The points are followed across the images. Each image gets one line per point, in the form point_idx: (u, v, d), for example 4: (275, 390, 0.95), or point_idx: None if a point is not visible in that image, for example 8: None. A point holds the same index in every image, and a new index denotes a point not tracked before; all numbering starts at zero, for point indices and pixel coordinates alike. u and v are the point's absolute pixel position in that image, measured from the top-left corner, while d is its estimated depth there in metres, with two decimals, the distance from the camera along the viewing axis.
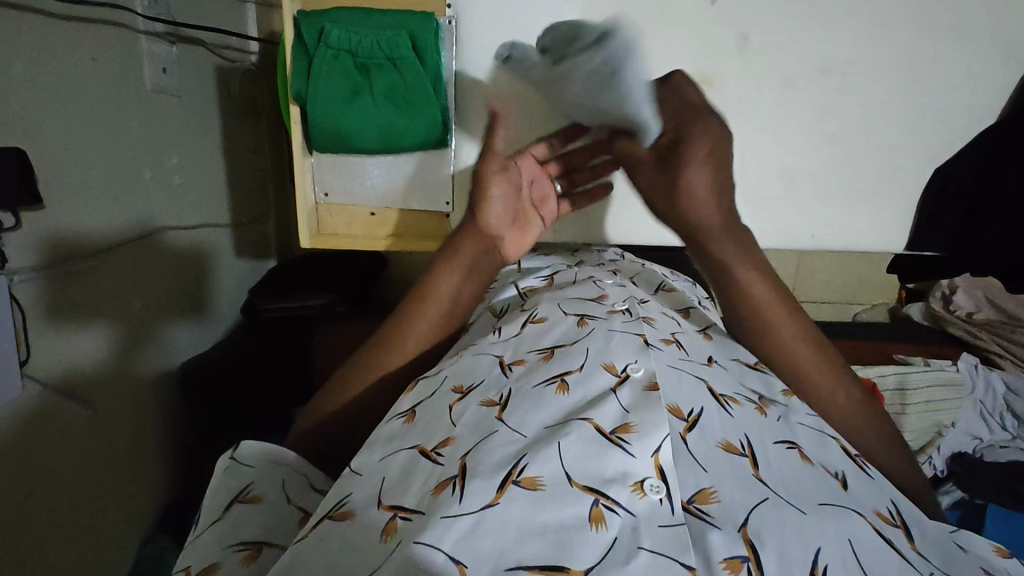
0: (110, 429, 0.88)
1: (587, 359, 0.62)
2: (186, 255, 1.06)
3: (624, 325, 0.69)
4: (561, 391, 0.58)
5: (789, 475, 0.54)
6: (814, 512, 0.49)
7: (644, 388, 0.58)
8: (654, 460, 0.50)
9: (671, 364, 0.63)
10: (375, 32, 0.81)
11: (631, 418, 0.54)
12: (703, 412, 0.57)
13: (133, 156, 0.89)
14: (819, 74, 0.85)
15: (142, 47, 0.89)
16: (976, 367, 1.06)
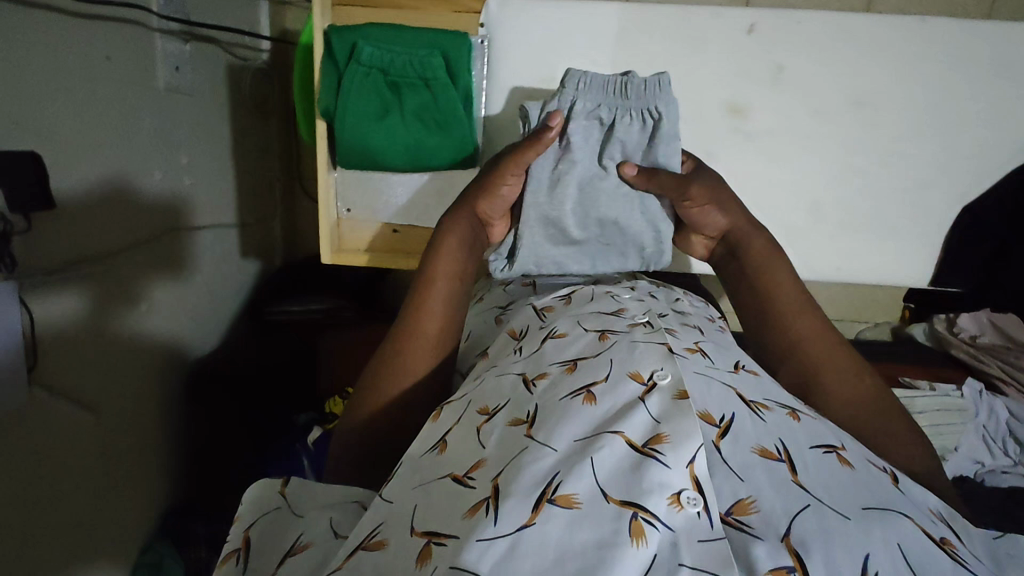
0: (114, 433, 0.86)
1: (612, 371, 0.61)
2: (196, 256, 1.04)
3: (646, 336, 0.68)
4: (588, 402, 0.57)
5: (829, 477, 0.54)
6: (859, 516, 0.50)
7: (672, 398, 0.57)
8: (688, 470, 0.51)
9: (698, 371, 0.62)
10: (408, 50, 0.81)
11: (663, 428, 0.54)
12: (737, 415, 0.57)
13: (144, 156, 0.87)
14: (851, 108, 0.88)
15: (156, 45, 0.88)
16: (980, 392, 1.07)
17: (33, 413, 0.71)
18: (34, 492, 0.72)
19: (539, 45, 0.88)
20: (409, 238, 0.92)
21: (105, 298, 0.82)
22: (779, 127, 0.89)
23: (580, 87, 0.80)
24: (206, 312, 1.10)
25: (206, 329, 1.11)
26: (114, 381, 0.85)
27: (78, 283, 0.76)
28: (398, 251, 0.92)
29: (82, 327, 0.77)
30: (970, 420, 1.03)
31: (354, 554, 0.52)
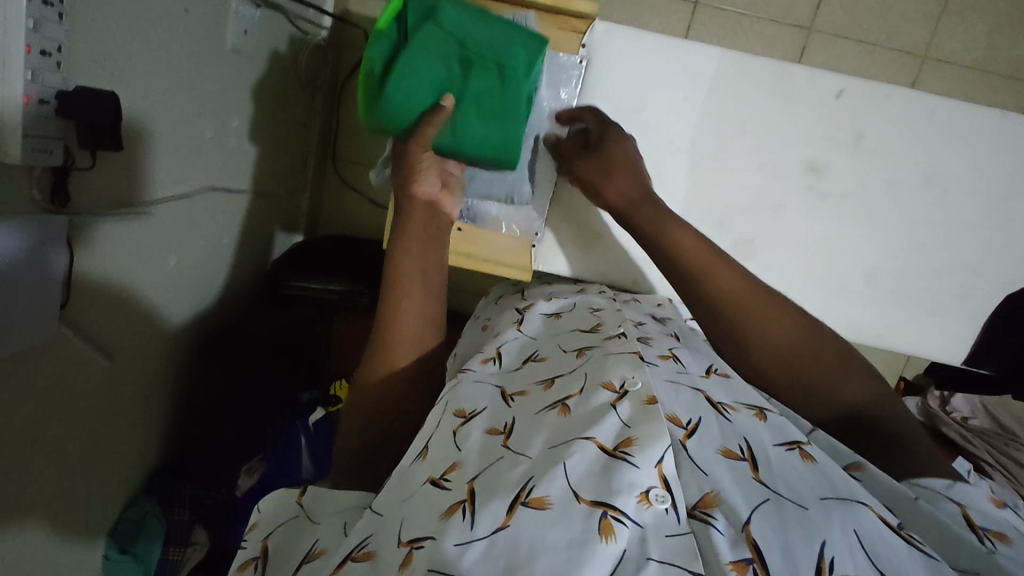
0: (124, 380, 0.85)
1: (586, 382, 0.66)
2: (229, 217, 1.04)
3: (618, 347, 0.73)
4: (562, 413, 0.62)
5: (794, 471, 0.57)
6: (817, 504, 0.52)
7: (640, 401, 0.61)
8: (656, 469, 0.54)
9: (666, 379, 0.68)
10: (487, 30, 0.75)
11: (633, 432, 0.57)
12: (705, 419, 0.62)
13: (199, 113, 0.87)
14: (903, 189, 0.93)
15: (230, 6, 0.87)
16: None
17: (57, 351, 0.70)
18: (40, 430, 0.71)
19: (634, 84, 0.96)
20: (468, 237, 0.95)
21: (138, 249, 0.80)
22: (824, 189, 0.94)
23: None
24: (231, 276, 1.09)
25: (228, 294, 1.10)
26: (133, 329, 0.84)
27: (118, 230, 0.75)
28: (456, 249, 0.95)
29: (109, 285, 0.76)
30: None
31: (346, 564, 0.54)
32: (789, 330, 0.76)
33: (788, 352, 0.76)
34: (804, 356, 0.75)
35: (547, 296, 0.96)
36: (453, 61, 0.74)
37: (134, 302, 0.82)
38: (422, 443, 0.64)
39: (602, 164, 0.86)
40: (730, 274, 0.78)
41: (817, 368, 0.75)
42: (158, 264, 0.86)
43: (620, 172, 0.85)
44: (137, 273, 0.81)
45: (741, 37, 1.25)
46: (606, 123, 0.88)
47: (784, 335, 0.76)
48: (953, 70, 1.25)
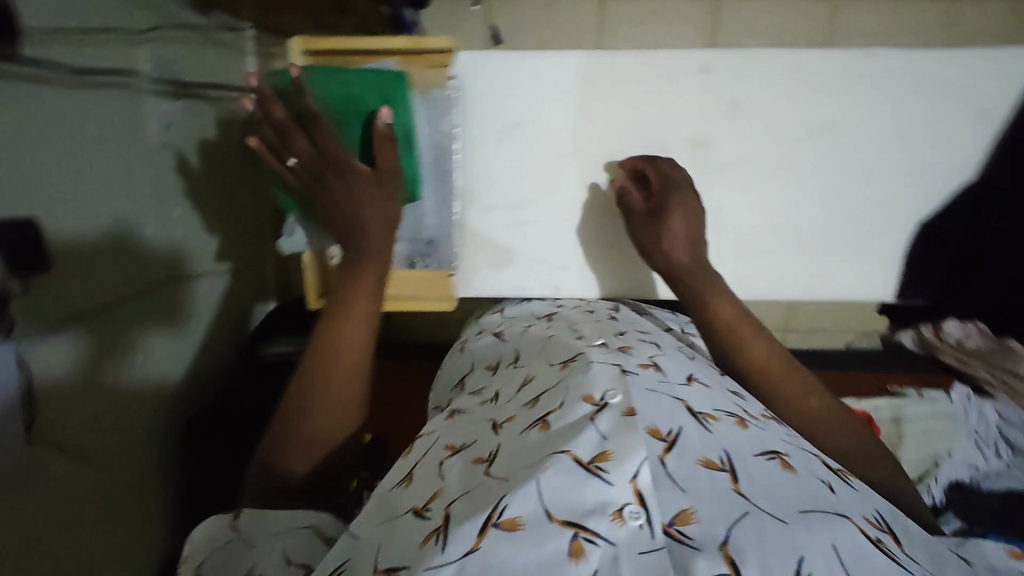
0: (111, 484, 0.86)
1: (568, 398, 0.68)
2: (187, 304, 1.06)
3: (600, 360, 0.75)
4: (541, 431, 0.65)
5: (773, 483, 0.60)
6: (794, 517, 0.55)
7: (620, 414, 0.63)
8: (632, 485, 0.56)
9: (646, 389, 0.69)
10: (338, 92, 0.78)
11: (609, 445, 0.59)
12: (685, 431, 0.64)
13: (136, 213, 0.90)
14: (827, 134, 0.94)
15: (146, 106, 0.91)
16: (969, 397, 1.08)
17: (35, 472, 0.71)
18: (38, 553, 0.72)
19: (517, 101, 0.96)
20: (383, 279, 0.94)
21: (100, 360, 0.83)
22: (750, 152, 0.94)
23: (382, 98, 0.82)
24: (200, 360, 1.12)
25: (204, 377, 1.12)
26: (110, 435, 0.86)
27: (74, 346, 0.77)
28: None
29: (74, 396, 0.78)
30: (960, 426, 1.05)
31: None
32: (815, 401, 0.76)
33: (819, 420, 0.74)
34: (835, 428, 0.74)
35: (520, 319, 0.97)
36: None
37: (105, 407, 0.85)
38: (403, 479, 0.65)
39: (651, 229, 0.86)
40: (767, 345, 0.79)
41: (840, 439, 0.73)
42: (124, 366, 0.88)
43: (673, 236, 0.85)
44: (104, 379, 0.84)
45: (650, 19, 1.27)
46: (668, 183, 0.88)
47: (809, 404, 0.75)
48: (866, 8, 1.26)
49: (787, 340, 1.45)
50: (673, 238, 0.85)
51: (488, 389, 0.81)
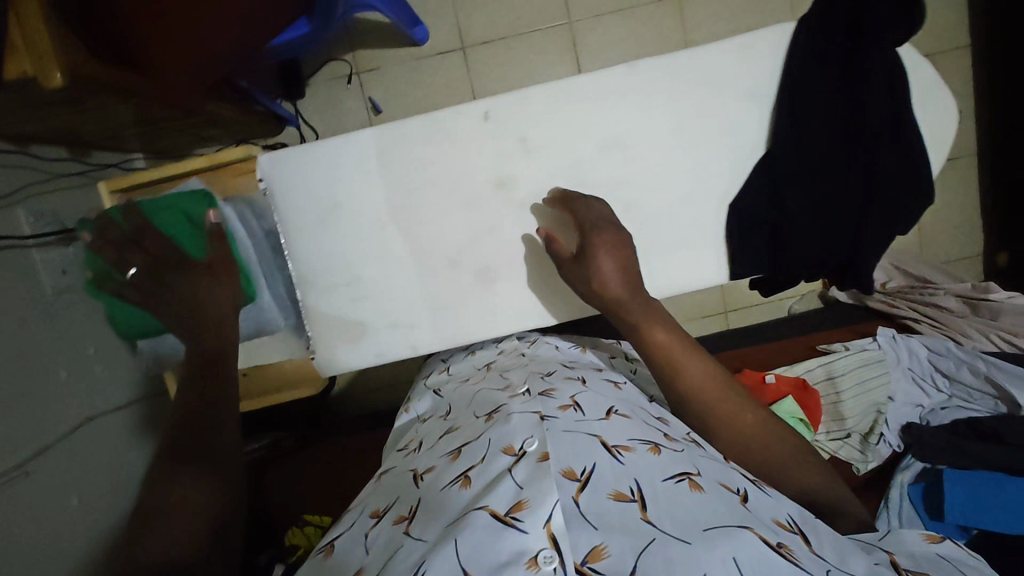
0: None
1: (489, 450, 0.61)
2: (128, 432, 1.07)
3: (523, 406, 0.67)
4: (465, 485, 0.59)
5: (679, 504, 0.53)
6: (699, 537, 0.49)
7: (536, 460, 0.56)
8: (546, 530, 0.49)
9: (566, 428, 0.61)
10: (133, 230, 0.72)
11: (525, 493, 0.53)
12: (599, 465, 0.56)
13: (45, 361, 0.92)
14: None
15: (36, 258, 0.94)
16: (895, 337, 1.10)
17: None
18: None
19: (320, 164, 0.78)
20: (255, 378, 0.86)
21: (31, 513, 0.84)
22: None
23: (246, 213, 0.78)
24: None
25: None
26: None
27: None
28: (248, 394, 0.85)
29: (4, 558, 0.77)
30: (893, 368, 1.06)
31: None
32: (747, 415, 0.64)
33: (749, 437, 0.63)
34: (771, 442, 0.63)
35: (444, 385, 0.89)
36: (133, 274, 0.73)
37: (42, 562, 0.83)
38: (333, 547, 0.63)
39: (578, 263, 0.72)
40: (696, 358, 0.66)
41: (775, 453, 0.62)
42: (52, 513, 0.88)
43: (604, 271, 0.70)
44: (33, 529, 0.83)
45: (513, 56, 1.33)
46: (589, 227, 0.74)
47: (737, 417, 0.64)
48: None
49: (731, 321, 1.45)
50: (600, 256, 0.71)
51: (416, 450, 0.75)
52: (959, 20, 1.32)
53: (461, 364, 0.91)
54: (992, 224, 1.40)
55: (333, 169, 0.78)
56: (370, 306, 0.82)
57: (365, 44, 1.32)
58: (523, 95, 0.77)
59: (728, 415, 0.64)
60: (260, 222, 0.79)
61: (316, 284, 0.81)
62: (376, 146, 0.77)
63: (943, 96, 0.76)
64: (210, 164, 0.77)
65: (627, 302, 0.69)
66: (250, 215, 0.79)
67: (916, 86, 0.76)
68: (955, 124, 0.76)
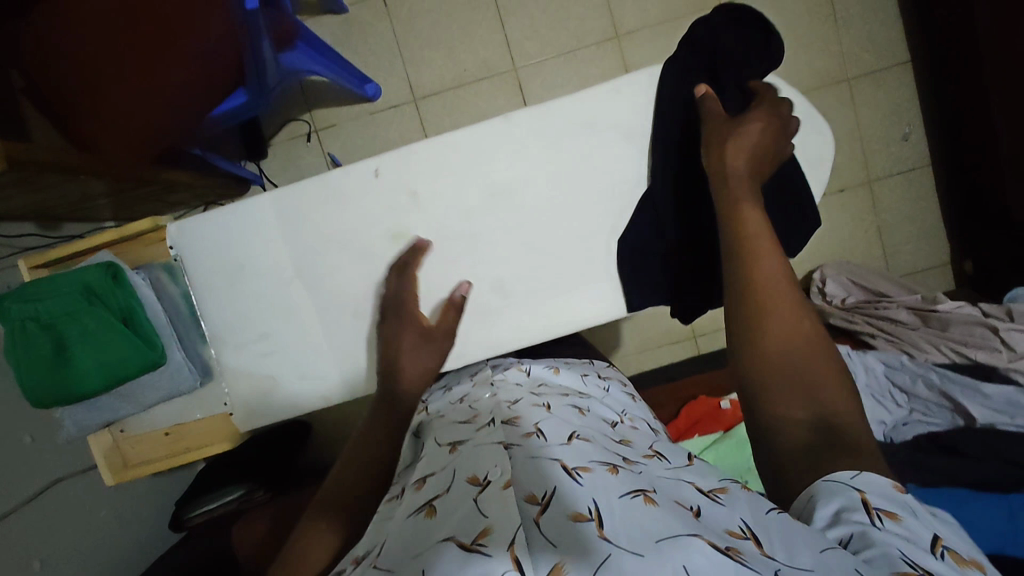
0: None
1: (454, 481, 0.54)
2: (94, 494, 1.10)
3: (488, 436, 0.59)
4: (431, 515, 0.51)
5: (635, 517, 0.45)
6: (654, 550, 0.41)
7: (500, 488, 0.48)
8: (509, 552, 0.41)
9: (531, 454, 0.52)
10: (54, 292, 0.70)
11: (490, 520, 0.45)
12: (559, 488, 0.47)
13: (7, 429, 0.95)
14: None
15: None
16: (849, 352, 1.08)
17: None
18: None
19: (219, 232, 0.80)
20: (181, 436, 0.87)
21: None
22: None
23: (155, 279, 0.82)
24: (126, 543, 1.14)
25: (128, 561, 1.13)
26: None
27: None
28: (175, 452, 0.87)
29: None
30: None
31: None
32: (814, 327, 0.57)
33: (802, 353, 0.56)
34: (814, 362, 0.55)
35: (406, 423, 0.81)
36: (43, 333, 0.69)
37: None
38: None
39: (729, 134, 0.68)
40: (777, 253, 0.59)
41: (819, 377, 0.55)
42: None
43: (741, 148, 0.67)
44: None
45: (463, 104, 1.38)
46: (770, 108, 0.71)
47: (798, 327, 0.57)
48: (648, 33, 1.36)
49: (701, 346, 1.43)
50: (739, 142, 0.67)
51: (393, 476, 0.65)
52: (892, 37, 1.35)
53: (432, 397, 0.82)
54: (954, 231, 1.39)
55: (236, 234, 0.80)
56: (277, 361, 0.83)
57: (321, 103, 1.38)
58: (408, 151, 0.80)
59: (772, 315, 0.57)
60: (176, 288, 0.82)
61: (228, 343, 0.83)
62: (274, 210, 0.80)
63: (819, 121, 0.79)
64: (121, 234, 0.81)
65: (740, 173, 0.65)
66: (163, 281, 0.82)
67: (797, 113, 0.79)
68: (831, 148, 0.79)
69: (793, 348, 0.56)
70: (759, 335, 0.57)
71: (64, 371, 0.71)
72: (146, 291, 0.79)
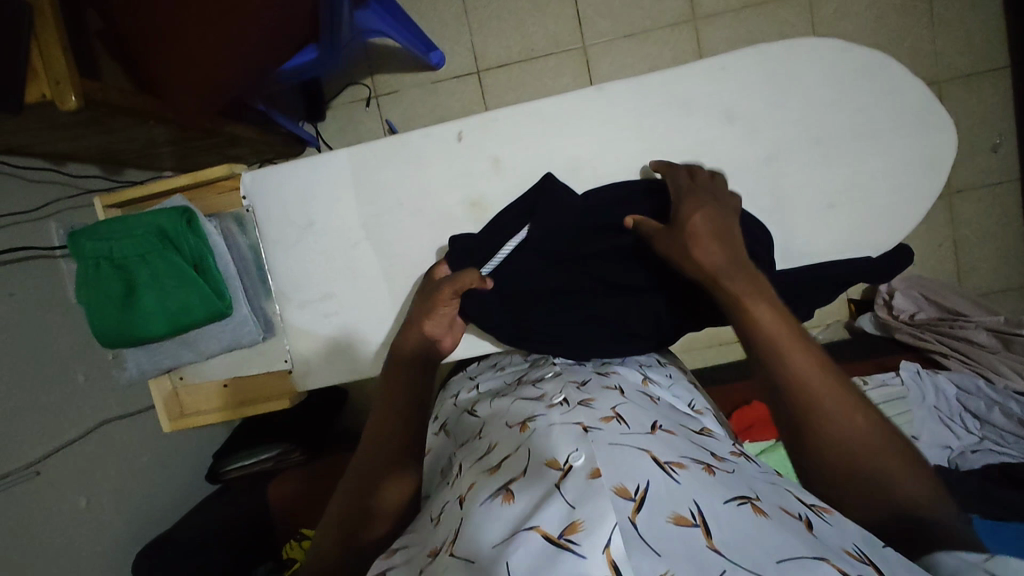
0: None
1: (529, 462, 0.55)
2: (138, 438, 1.11)
3: (564, 416, 0.60)
4: (506, 500, 0.52)
5: (739, 531, 0.48)
6: (775, 569, 0.44)
7: (586, 477, 0.50)
8: (605, 555, 0.44)
9: (612, 441, 0.55)
10: (126, 233, 0.72)
11: (578, 514, 0.47)
12: (654, 485, 0.50)
13: (62, 365, 0.97)
14: None
15: (62, 267, 1.00)
16: (919, 373, 1.02)
17: None
18: None
19: (293, 192, 0.81)
20: (237, 389, 0.88)
21: (34, 515, 0.88)
22: None
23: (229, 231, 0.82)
24: (164, 490, 1.15)
25: (165, 507, 1.15)
26: None
27: None
28: (231, 404, 0.88)
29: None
30: (914, 407, 0.98)
31: None
32: (857, 415, 0.56)
33: (855, 445, 0.55)
34: (872, 453, 0.55)
35: (458, 403, 0.81)
36: (115, 273, 0.72)
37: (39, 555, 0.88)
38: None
39: (683, 240, 0.63)
40: (801, 343, 0.58)
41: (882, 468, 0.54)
42: (56, 512, 0.92)
43: (701, 249, 0.62)
44: (35, 528, 0.88)
45: (529, 80, 1.34)
46: (700, 174, 0.71)
47: (845, 416, 0.56)
48: (728, 18, 1.29)
49: None
50: (696, 238, 0.62)
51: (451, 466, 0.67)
52: (996, 40, 1.25)
53: (486, 383, 0.82)
54: None
55: (307, 192, 0.80)
56: (343, 321, 0.83)
57: (383, 69, 1.36)
58: (491, 116, 0.79)
59: (833, 405, 0.56)
60: (243, 239, 0.82)
61: (293, 300, 0.83)
62: (350, 169, 0.80)
63: (943, 116, 0.72)
64: (193, 181, 0.80)
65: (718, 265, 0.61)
66: (232, 231, 0.82)
67: (917, 106, 0.73)
68: (953, 144, 0.72)
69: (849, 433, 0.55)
70: (806, 430, 0.57)
71: (130, 312, 0.73)
72: (216, 236, 0.78)
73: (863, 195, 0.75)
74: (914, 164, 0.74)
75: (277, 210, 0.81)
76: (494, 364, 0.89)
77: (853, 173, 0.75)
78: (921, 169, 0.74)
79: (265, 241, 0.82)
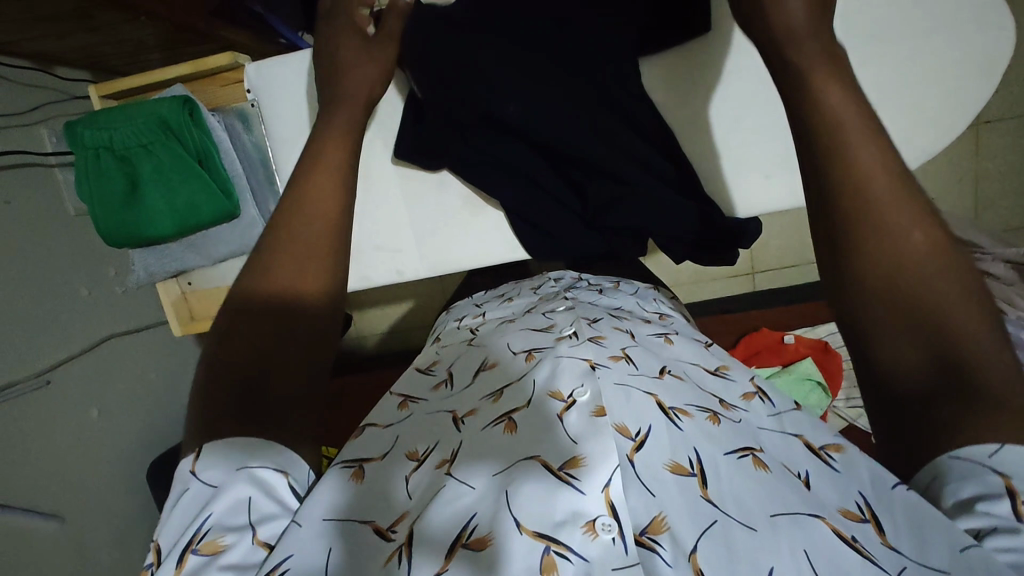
0: (85, 533, 0.93)
1: (533, 391, 0.47)
2: (145, 354, 1.12)
3: (571, 349, 0.51)
4: (507, 431, 0.44)
5: (746, 487, 0.40)
6: (769, 525, 0.37)
7: (590, 415, 0.43)
8: (604, 494, 0.38)
9: (619, 381, 0.46)
10: (128, 124, 0.71)
11: (581, 449, 0.41)
12: (656, 428, 0.43)
13: (64, 279, 0.96)
14: None
15: (58, 177, 0.96)
16: None
17: None
18: None
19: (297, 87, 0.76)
20: None
21: (47, 419, 0.89)
22: None
23: (229, 126, 0.80)
24: (171, 407, 1.16)
25: (173, 421, 1.17)
26: (79, 485, 0.93)
27: (12, 407, 0.83)
28: None
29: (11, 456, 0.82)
30: None
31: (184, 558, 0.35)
32: (921, 232, 0.40)
33: (908, 273, 0.39)
34: (932, 291, 0.38)
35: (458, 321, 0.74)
36: (119, 168, 0.72)
37: (55, 460, 0.89)
38: (218, 536, 0.36)
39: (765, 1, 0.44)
40: (876, 141, 0.41)
41: (938, 302, 0.38)
42: (69, 419, 0.93)
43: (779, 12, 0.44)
44: (50, 434, 0.89)
45: None
46: None
47: (906, 235, 0.40)
48: None
49: (759, 283, 1.33)
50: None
51: (439, 368, 0.60)
52: None
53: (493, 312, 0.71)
54: None
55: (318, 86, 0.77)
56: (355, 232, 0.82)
57: None
58: None
59: (897, 231, 0.40)
60: (249, 137, 0.80)
61: None
62: None
63: (1004, 13, 0.69)
64: (196, 71, 0.78)
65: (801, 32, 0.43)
66: (237, 128, 0.80)
67: (978, 8, 0.69)
68: (1011, 46, 0.69)
69: (907, 269, 0.39)
70: (852, 257, 0.41)
71: (135, 206, 0.73)
72: (220, 132, 0.78)
73: (911, 102, 0.73)
74: (969, 68, 0.71)
75: (283, 104, 0.77)
76: (502, 292, 0.81)
77: (904, 81, 0.72)
78: (976, 74, 0.71)
79: (269, 139, 0.79)
